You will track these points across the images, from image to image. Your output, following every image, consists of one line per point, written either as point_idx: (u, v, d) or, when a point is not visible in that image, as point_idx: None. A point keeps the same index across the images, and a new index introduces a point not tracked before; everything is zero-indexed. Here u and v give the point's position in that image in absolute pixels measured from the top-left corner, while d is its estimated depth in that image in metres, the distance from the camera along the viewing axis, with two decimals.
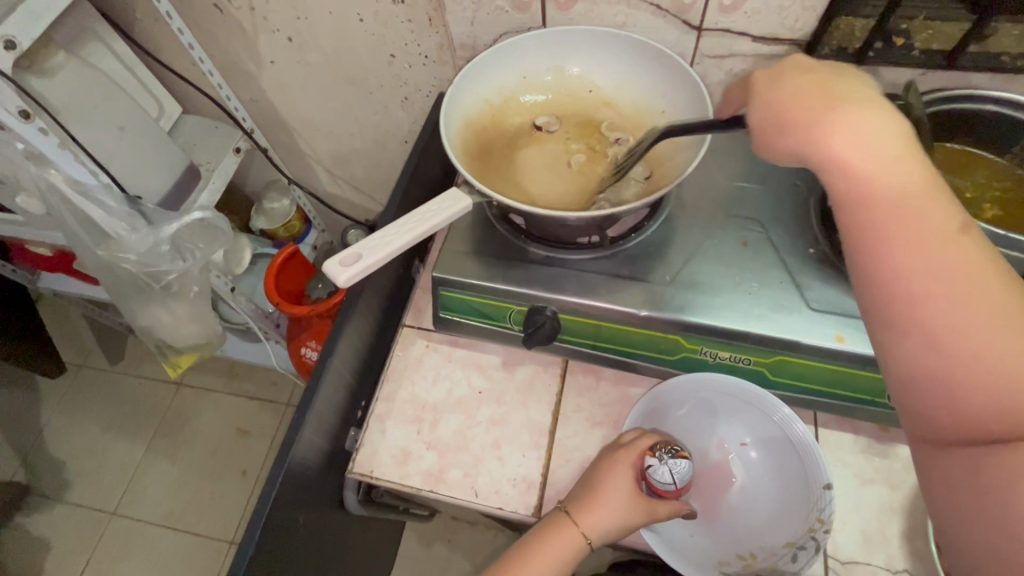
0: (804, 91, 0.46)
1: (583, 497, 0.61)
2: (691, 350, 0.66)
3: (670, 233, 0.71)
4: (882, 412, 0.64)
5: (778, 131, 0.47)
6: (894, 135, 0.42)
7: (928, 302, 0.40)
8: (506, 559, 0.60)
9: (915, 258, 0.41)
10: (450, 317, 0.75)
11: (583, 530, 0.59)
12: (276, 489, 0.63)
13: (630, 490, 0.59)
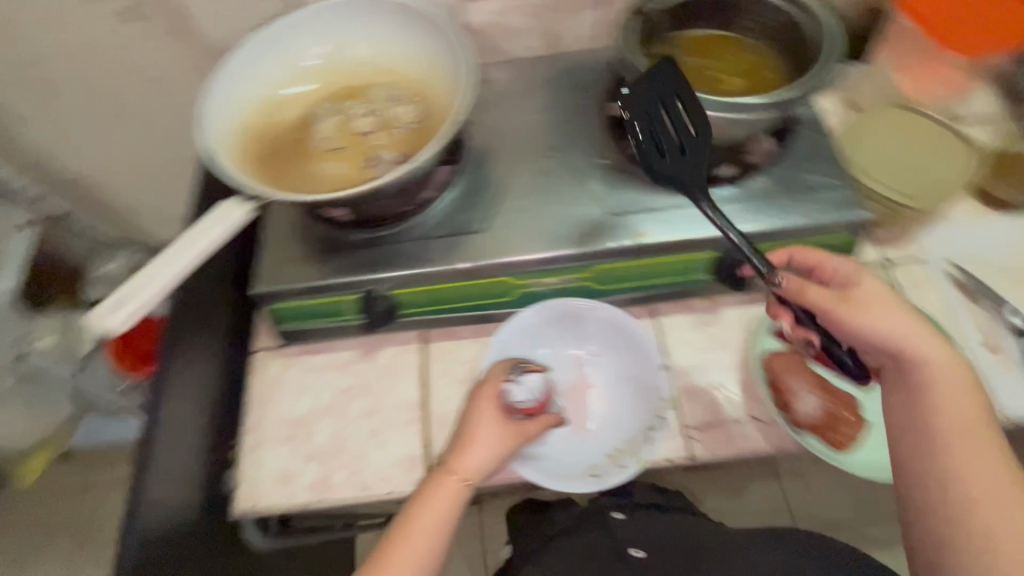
0: (824, 295, 0.56)
1: (454, 446, 0.61)
2: (522, 286, 0.69)
3: (477, 182, 0.72)
4: (700, 287, 0.70)
5: (823, 311, 0.55)
6: (950, 360, 0.53)
7: (960, 482, 0.50)
8: (392, 533, 0.57)
9: (955, 398, 0.52)
10: (293, 327, 0.72)
11: (459, 476, 0.59)
12: (139, 557, 0.60)
13: (498, 421, 0.61)
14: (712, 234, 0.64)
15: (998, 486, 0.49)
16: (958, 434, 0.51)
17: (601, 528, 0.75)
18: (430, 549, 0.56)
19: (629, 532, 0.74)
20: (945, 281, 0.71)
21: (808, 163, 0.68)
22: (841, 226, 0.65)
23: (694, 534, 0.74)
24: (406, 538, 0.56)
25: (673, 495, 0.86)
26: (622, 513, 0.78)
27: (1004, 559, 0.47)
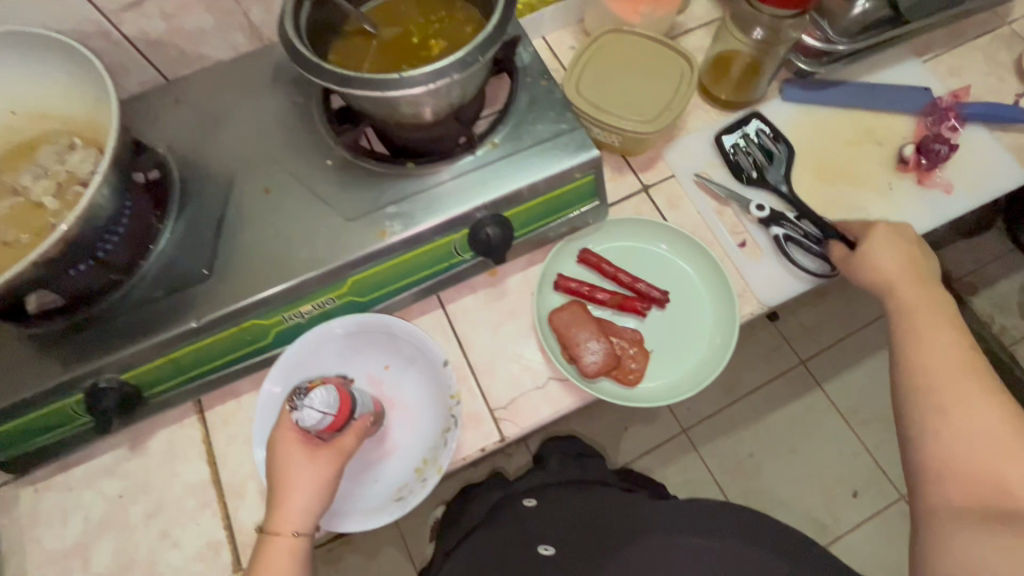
0: (877, 261, 0.63)
1: (272, 505, 0.54)
2: (277, 323, 0.61)
3: (193, 221, 0.62)
4: (471, 265, 0.67)
5: (851, 267, 0.65)
6: (922, 318, 0.59)
7: (912, 312, 0.59)
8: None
9: (898, 274, 0.61)
10: (19, 451, 0.60)
11: (288, 532, 0.53)
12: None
13: (307, 459, 0.54)
14: (453, 214, 0.61)
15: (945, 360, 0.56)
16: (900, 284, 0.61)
17: (512, 519, 0.78)
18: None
19: (537, 523, 0.77)
20: (696, 190, 0.74)
21: (537, 110, 0.65)
22: (582, 170, 0.64)
23: (597, 509, 0.78)
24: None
25: (590, 466, 0.94)
26: (533, 501, 0.82)
27: (933, 444, 0.54)
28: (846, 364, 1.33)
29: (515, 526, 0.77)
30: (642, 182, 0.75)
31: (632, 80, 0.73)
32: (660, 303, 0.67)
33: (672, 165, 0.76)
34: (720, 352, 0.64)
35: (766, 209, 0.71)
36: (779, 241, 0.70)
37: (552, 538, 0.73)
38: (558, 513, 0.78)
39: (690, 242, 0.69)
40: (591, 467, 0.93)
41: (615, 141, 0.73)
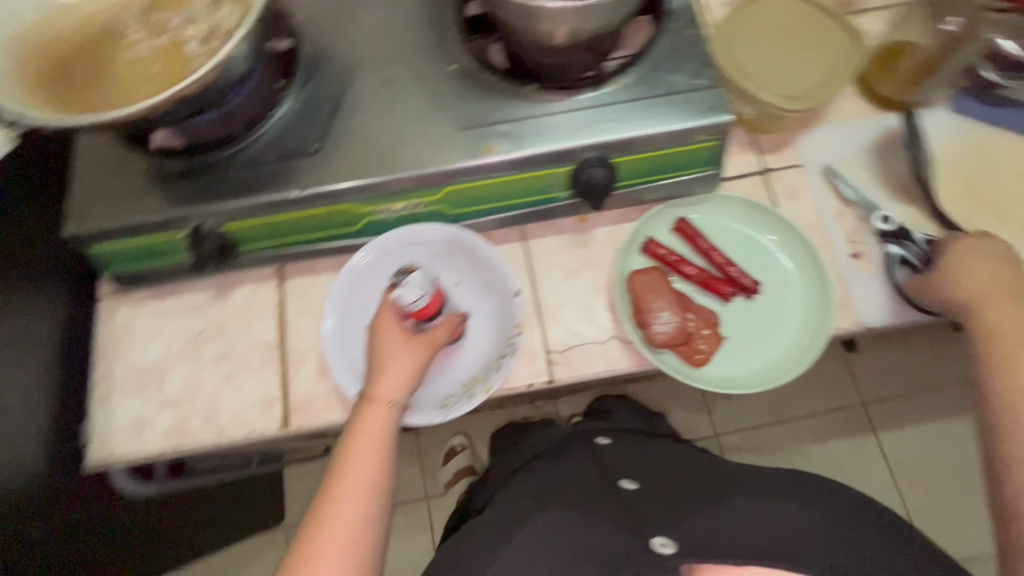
0: (970, 270, 0.56)
1: (370, 375, 0.57)
2: (368, 214, 0.63)
3: (312, 96, 0.63)
4: (563, 206, 0.66)
5: (939, 282, 0.58)
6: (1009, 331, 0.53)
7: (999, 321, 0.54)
8: (328, 482, 0.52)
9: (985, 280, 0.55)
10: (127, 270, 0.67)
11: (383, 399, 0.55)
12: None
13: (404, 338, 0.58)
14: (562, 146, 0.59)
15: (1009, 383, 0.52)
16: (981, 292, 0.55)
17: (583, 447, 0.68)
18: (374, 478, 0.52)
19: (615, 460, 0.66)
20: (820, 187, 0.68)
21: (676, 60, 0.61)
22: (708, 133, 0.59)
23: (677, 455, 0.69)
24: (343, 478, 0.52)
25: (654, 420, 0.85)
26: (608, 437, 0.72)
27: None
28: (909, 416, 1.24)
29: (586, 452, 0.67)
30: (763, 164, 0.70)
31: (786, 50, 0.66)
32: (749, 292, 0.63)
33: (801, 154, 0.70)
34: (801, 356, 0.60)
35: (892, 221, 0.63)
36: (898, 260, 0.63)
37: (636, 477, 0.62)
38: (637, 450, 0.69)
39: (800, 238, 0.64)
40: (658, 421, 0.85)
41: (746, 112, 0.68)
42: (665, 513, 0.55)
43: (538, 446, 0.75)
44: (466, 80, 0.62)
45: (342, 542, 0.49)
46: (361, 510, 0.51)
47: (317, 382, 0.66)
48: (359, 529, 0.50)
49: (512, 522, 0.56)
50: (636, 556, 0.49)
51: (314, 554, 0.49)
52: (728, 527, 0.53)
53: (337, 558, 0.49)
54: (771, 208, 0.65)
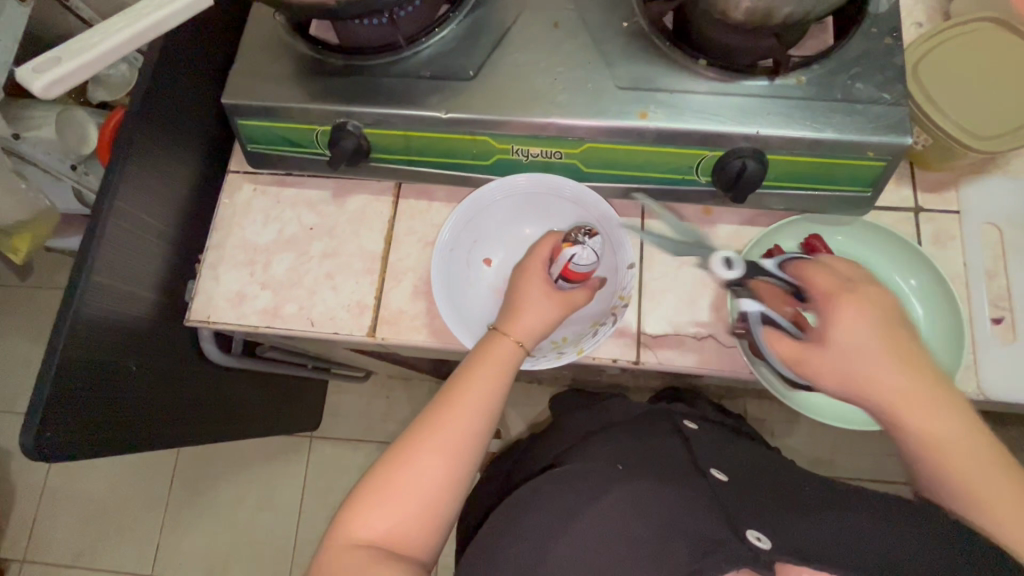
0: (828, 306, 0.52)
1: (506, 313, 0.59)
2: (503, 152, 0.63)
3: (477, 22, 0.63)
4: (696, 193, 0.64)
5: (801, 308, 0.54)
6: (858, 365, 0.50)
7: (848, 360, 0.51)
8: (445, 394, 0.55)
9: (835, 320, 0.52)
10: (261, 151, 0.69)
11: (514, 337, 0.57)
12: (68, 337, 0.58)
13: (547, 292, 0.59)
14: (720, 128, 0.56)
15: (946, 418, 0.49)
16: (883, 365, 0.50)
17: (666, 429, 0.67)
18: (489, 405, 0.54)
19: (705, 444, 0.65)
20: (974, 239, 0.63)
21: (864, 68, 0.57)
22: (880, 152, 0.55)
23: (763, 458, 0.65)
24: (462, 396, 0.54)
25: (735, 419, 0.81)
26: (692, 424, 0.70)
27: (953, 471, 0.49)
28: None
29: (671, 435, 0.66)
30: (916, 201, 0.65)
31: (979, 84, 0.61)
32: None
33: (963, 201, 0.64)
34: None
35: (742, 267, 0.56)
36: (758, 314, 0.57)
37: (722, 467, 0.60)
38: (724, 445, 0.66)
39: (941, 286, 0.60)
40: (739, 422, 0.82)
41: (919, 143, 0.62)
42: (759, 510, 0.52)
43: (617, 416, 0.74)
44: (635, 41, 0.60)
45: (447, 449, 0.52)
46: (471, 429, 0.53)
47: (410, 301, 0.68)
48: (465, 444, 0.53)
49: (605, 480, 0.54)
50: (729, 546, 0.47)
51: (423, 450, 0.52)
52: (835, 531, 0.49)
53: (443, 464, 0.52)
54: (919, 249, 0.60)
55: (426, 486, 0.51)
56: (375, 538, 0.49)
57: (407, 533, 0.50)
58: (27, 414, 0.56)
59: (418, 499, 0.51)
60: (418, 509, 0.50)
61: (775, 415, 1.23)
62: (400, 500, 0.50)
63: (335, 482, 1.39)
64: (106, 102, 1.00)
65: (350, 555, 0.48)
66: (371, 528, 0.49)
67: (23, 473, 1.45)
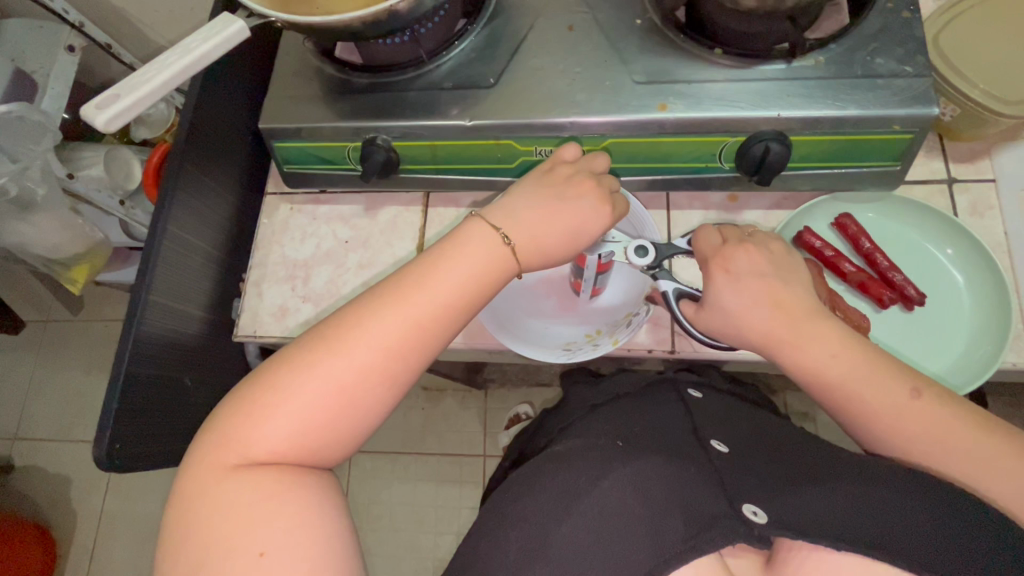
0: (745, 270, 0.54)
1: (509, 208, 0.55)
2: (526, 154, 0.65)
3: (493, 32, 0.65)
4: (720, 180, 0.64)
5: (707, 270, 0.56)
6: (768, 319, 0.52)
7: (760, 321, 0.53)
8: (381, 295, 0.48)
9: (748, 284, 0.53)
10: (297, 171, 0.72)
11: (508, 239, 0.52)
12: (132, 356, 0.62)
13: (597, 223, 0.55)
14: (741, 114, 0.57)
15: (856, 355, 0.50)
16: (759, 320, 0.53)
17: (672, 402, 0.65)
18: (447, 297, 0.49)
19: (706, 415, 0.62)
20: (1015, 206, 0.62)
21: (883, 43, 0.57)
22: (906, 124, 0.55)
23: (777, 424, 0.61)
24: (440, 274, 0.49)
25: (746, 388, 0.78)
26: (699, 393, 0.68)
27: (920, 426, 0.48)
28: None
29: (676, 409, 0.63)
30: (949, 173, 0.64)
31: (1007, 49, 0.60)
32: (910, 303, 0.59)
33: (999, 168, 0.63)
34: (970, 375, 0.57)
35: (652, 253, 0.57)
36: (674, 291, 0.57)
37: (726, 439, 0.57)
38: (732, 415, 0.63)
39: (981, 255, 0.59)
40: (755, 391, 0.79)
41: (947, 114, 0.62)
42: (760, 483, 0.49)
43: (625, 386, 0.73)
44: (649, 37, 0.62)
45: (397, 330, 0.47)
46: (425, 319, 0.48)
47: None
48: (421, 327, 0.47)
49: (607, 461, 0.52)
50: (725, 521, 0.44)
51: (357, 333, 0.46)
52: (840, 501, 0.45)
53: (368, 365, 0.45)
54: (955, 221, 0.59)
55: (367, 362, 0.45)
56: (273, 454, 0.43)
57: (328, 422, 0.45)
58: (99, 429, 0.60)
59: (359, 376, 0.45)
60: (352, 391, 0.45)
61: (819, 409, 1.18)
62: (300, 400, 0.44)
63: (375, 496, 1.38)
64: (150, 141, 1.08)
65: (239, 476, 0.42)
66: (291, 413, 0.44)
67: (85, 497, 1.53)
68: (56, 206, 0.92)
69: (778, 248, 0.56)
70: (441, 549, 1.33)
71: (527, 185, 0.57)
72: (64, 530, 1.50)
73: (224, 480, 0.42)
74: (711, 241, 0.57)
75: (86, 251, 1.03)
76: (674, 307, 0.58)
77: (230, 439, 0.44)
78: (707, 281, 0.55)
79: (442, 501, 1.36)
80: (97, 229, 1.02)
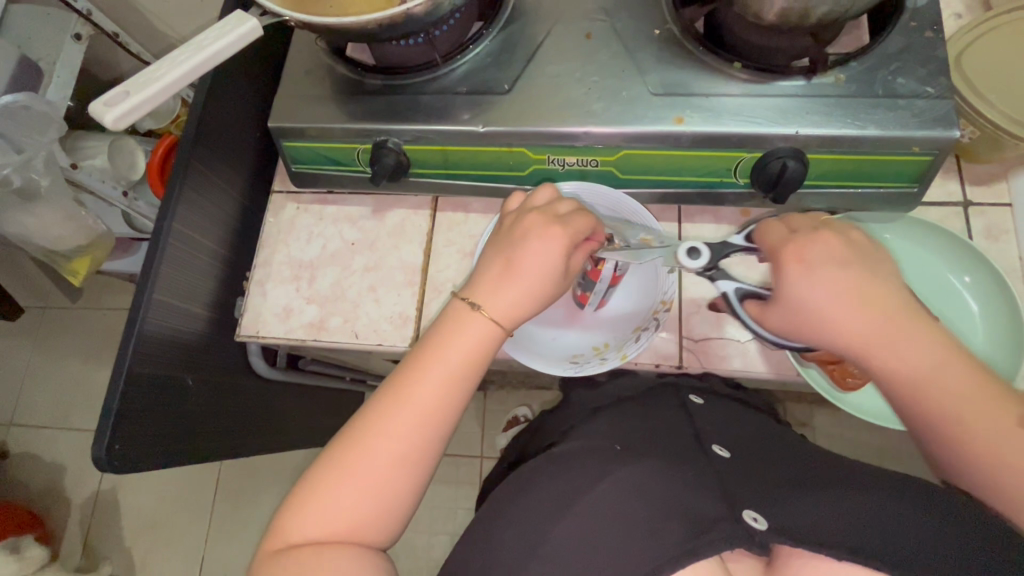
0: (825, 257, 0.48)
1: (489, 281, 0.53)
2: (539, 162, 0.64)
3: (510, 37, 0.64)
4: (733, 195, 0.63)
5: (780, 257, 0.50)
6: (858, 312, 0.47)
7: (846, 322, 0.47)
8: (399, 376, 0.49)
9: (834, 273, 0.48)
10: (306, 171, 0.71)
11: (492, 315, 0.51)
12: (135, 357, 0.61)
13: (555, 262, 0.53)
14: (760, 130, 0.56)
15: (935, 361, 0.45)
16: (844, 315, 0.47)
17: (674, 407, 0.64)
18: (465, 368, 0.50)
19: (709, 419, 0.62)
20: None
21: (905, 63, 0.56)
22: (926, 146, 0.54)
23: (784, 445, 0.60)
24: (452, 348, 0.50)
25: (750, 392, 0.77)
26: (700, 399, 0.66)
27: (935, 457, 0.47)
28: None
29: (677, 414, 0.63)
30: (965, 195, 0.63)
31: None
32: None
33: (1015, 192, 0.63)
34: None
35: (708, 254, 0.53)
36: (737, 292, 0.53)
37: (728, 445, 0.56)
38: (733, 422, 0.62)
39: (996, 280, 0.58)
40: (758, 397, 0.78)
41: (966, 136, 0.61)
42: (761, 488, 0.48)
43: (627, 389, 0.72)
44: (667, 47, 0.61)
45: (423, 405, 0.48)
46: (445, 393, 0.49)
47: None
48: (441, 402, 0.48)
49: (603, 462, 0.52)
50: (724, 524, 0.43)
51: (386, 416, 0.47)
52: (842, 510, 0.44)
53: (403, 442, 0.47)
54: (971, 246, 0.59)
55: (401, 439, 0.47)
56: (322, 536, 0.45)
57: (376, 496, 0.46)
58: (99, 429, 0.59)
59: (405, 445, 0.47)
60: (395, 464, 0.47)
61: (817, 419, 1.19)
62: (346, 480, 0.46)
63: None
64: (155, 131, 1.07)
65: (291, 559, 0.44)
66: (338, 496, 0.46)
67: (78, 485, 1.52)
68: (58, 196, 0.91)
69: (856, 237, 0.51)
70: (435, 550, 1.32)
71: (489, 250, 0.56)
72: (57, 519, 1.49)
73: (277, 565, 0.44)
74: (777, 232, 0.52)
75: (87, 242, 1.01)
76: (738, 307, 0.52)
77: (280, 525, 0.46)
78: (778, 273, 0.49)
79: (438, 502, 1.35)
80: (99, 221, 1.01)
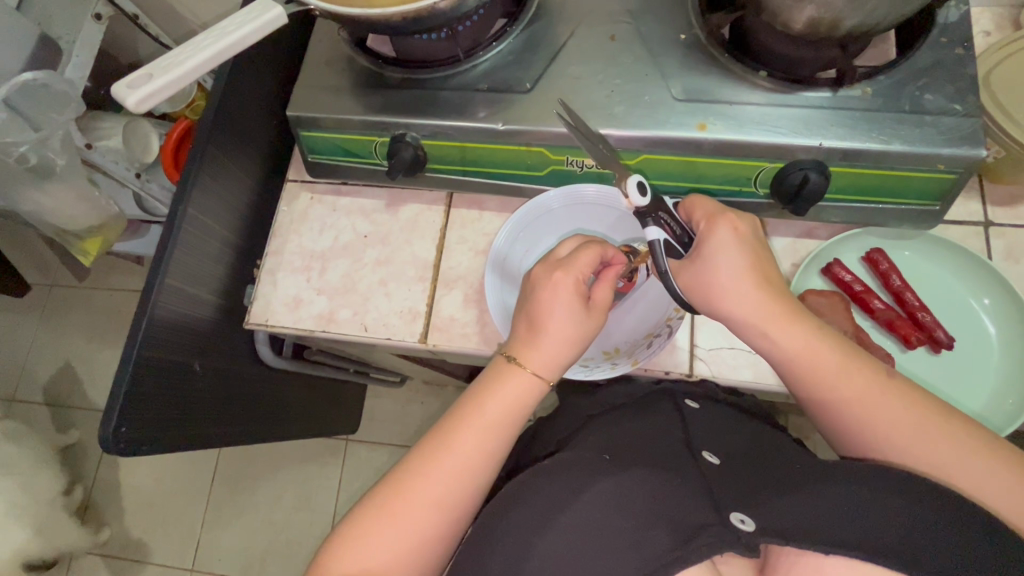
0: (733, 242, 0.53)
1: (524, 339, 0.54)
2: (557, 163, 0.64)
3: (533, 35, 0.64)
4: (751, 205, 0.63)
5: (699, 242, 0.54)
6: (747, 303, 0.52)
7: (764, 323, 0.51)
8: (441, 427, 0.51)
9: (728, 267, 0.52)
10: (322, 161, 0.71)
11: (532, 370, 0.52)
12: (145, 339, 0.61)
13: (576, 306, 0.53)
14: (783, 140, 0.55)
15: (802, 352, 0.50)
16: (745, 302, 0.52)
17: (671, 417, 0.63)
18: (506, 417, 0.51)
19: (706, 429, 0.61)
20: None
21: (933, 79, 0.56)
22: (952, 164, 0.53)
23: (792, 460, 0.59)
24: (493, 401, 0.51)
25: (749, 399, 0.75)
26: (696, 405, 0.66)
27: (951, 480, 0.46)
28: None
29: (672, 424, 0.62)
30: (986, 215, 0.63)
31: None
32: (939, 345, 0.58)
33: None
34: (997, 422, 0.56)
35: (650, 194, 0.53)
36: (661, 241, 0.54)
37: (721, 454, 0.56)
38: (730, 431, 0.62)
39: (1015, 302, 0.58)
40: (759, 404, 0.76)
41: (990, 156, 0.60)
42: (756, 494, 0.47)
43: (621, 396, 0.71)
44: (691, 53, 0.60)
45: (465, 450, 0.49)
46: (488, 444, 0.50)
47: (461, 309, 0.69)
48: (484, 450, 0.49)
49: (590, 469, 0.51)
50: (711, 529, 0.43)
51: (431, 461, 0.48)
52: (839, 509, 0.43)
53: (444, 485, 0.48)
54: (992, 266, 0.58)
55: (445, 484, 0.48)
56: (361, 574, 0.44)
57: (419, 540, 0.46)
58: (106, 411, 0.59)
59: (448, 488, 0.48)
60: (438, 508, 0.47)
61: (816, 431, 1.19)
62: (389, 523, 0.46)
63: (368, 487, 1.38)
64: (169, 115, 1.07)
65: None
66: (381, 537, 0.45)
67: (78, 463, 1.53)
68: (72, 176, 0.91)
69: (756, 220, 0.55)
70: None
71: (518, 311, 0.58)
72: None
73: None
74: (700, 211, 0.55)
75: (99, 223, 1.02)
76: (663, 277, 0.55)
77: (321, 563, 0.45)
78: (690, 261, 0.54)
79: None
80: (112, 203, 1.01)
